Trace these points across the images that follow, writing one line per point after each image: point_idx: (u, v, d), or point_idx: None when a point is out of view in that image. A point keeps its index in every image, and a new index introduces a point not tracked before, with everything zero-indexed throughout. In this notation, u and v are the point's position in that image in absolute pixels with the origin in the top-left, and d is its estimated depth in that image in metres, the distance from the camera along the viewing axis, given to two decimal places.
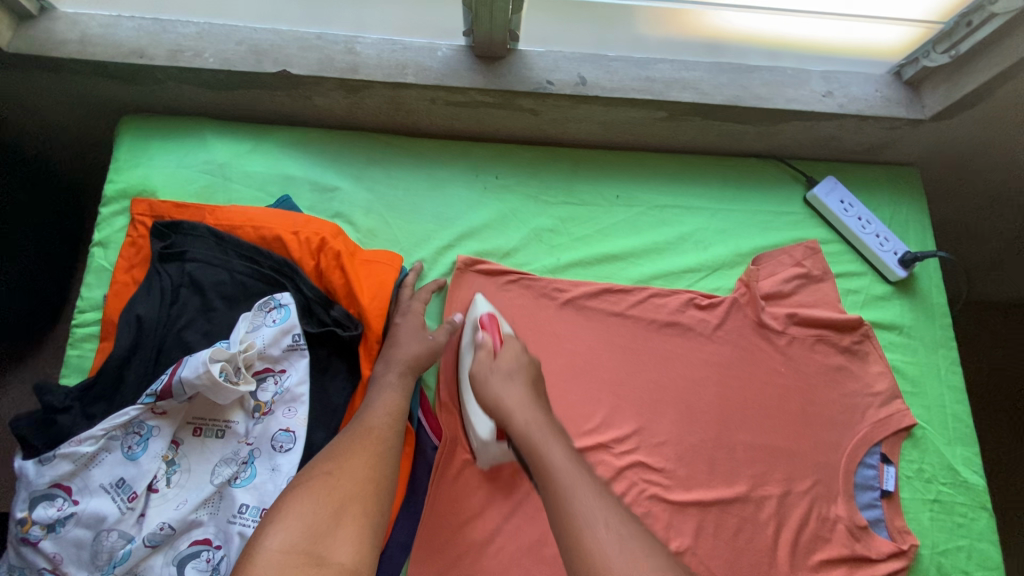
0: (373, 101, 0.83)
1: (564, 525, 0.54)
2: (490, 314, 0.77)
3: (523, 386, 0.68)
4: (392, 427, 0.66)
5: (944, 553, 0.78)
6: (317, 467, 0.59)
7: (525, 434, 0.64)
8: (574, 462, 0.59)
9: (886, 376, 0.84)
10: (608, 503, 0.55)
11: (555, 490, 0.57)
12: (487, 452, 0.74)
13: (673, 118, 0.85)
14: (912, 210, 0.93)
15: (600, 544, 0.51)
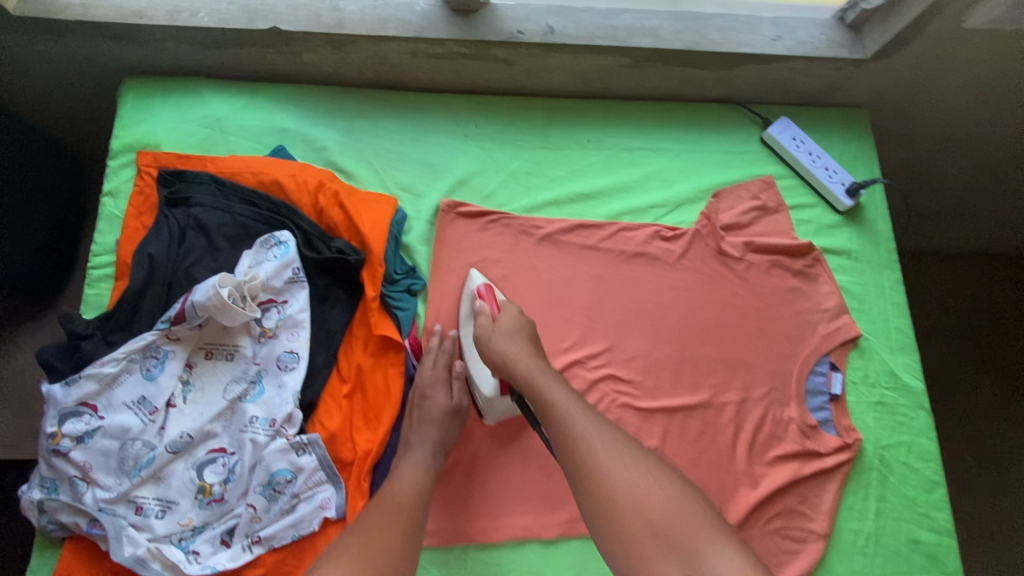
0: (358, 56, 0.89)
1: (573, 454, 0.64)
2: (487, 284, 0.81)
3: (524, 342, 0.74)
4: (419, 496, 0.70)
5: (887, 447, 0.87)
6: (354, 537, 0.62)
7: (529, 381, 0.71)
8: (573, 400, 0.68)
9: (835, 295, 0.92)
10: (610, 433, 0.65)
11: (563, 431, 0.66)
12: (493, 408, 0.80)
13: (636, 65, 0.92)
14: (860, 146, 1.01)
15: (607, 471, 0.62)
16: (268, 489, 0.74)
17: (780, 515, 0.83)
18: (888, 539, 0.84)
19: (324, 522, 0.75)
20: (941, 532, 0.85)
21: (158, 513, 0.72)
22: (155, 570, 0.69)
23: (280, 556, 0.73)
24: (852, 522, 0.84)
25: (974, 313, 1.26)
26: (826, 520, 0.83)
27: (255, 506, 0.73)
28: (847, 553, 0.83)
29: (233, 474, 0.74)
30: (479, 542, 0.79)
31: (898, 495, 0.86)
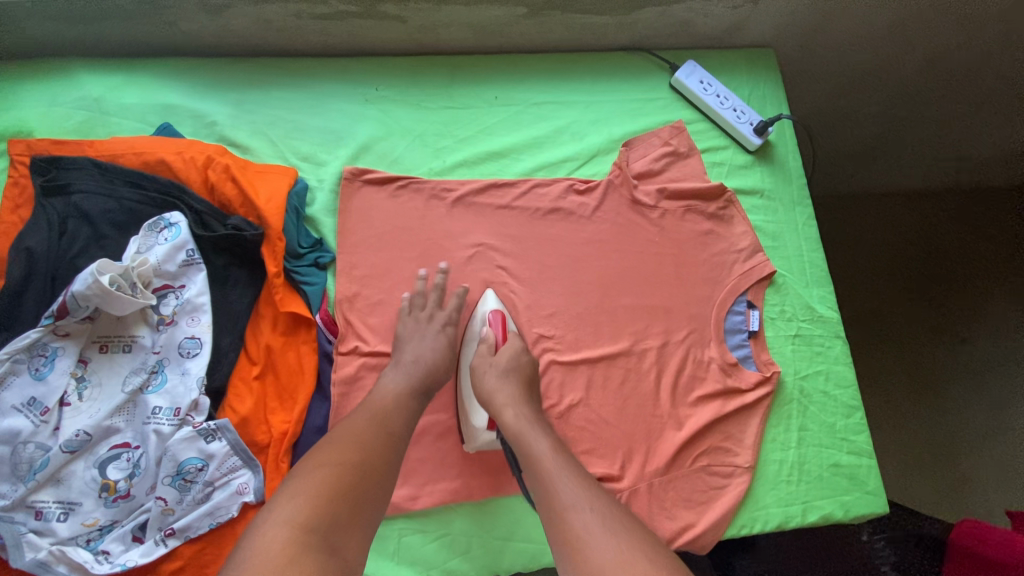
0: (240, 21, 0.85)
1: (559, 530, 0.60)
2: (498, 312, 0.81)
3: (517, 383, 0.74)
4: (396, 420, 0.68)
5: (805, 377, 0.89)
6: (331, 452, 0.61)
7: (515, 431, 0.70)
8: (559, 458, 0.66)
9: (749, 234, 0.93)
10: (601, 504, 0.62)
11: (548, 491, 0.63)
12: (474, 438, 0.77)
13: (534, 15, 0.90)
14: (767, 84, 1.01)
15: (591, 544, 0.57)
16: (178, 479, 0.71)
17: (706, 453, 0.85)
18: (811, 466, 0.86)
19: (243, 508, 0.73)
20: (860, 454, 0.88)
21: (60, 516, 0.68)
22: (61, 572, 0.67)
23: (198, 547, 0.71)
24: (775, 453, 0.86)
25: (894, 245, 1.32)
26: (751, 453, 0.85)
27: (166, 499, 0.70)
28: (772, 483, 0.85)
29: (139, 469, 0.71)
30: (407, 510, 0.78)
31: (818, 422, 0.88)
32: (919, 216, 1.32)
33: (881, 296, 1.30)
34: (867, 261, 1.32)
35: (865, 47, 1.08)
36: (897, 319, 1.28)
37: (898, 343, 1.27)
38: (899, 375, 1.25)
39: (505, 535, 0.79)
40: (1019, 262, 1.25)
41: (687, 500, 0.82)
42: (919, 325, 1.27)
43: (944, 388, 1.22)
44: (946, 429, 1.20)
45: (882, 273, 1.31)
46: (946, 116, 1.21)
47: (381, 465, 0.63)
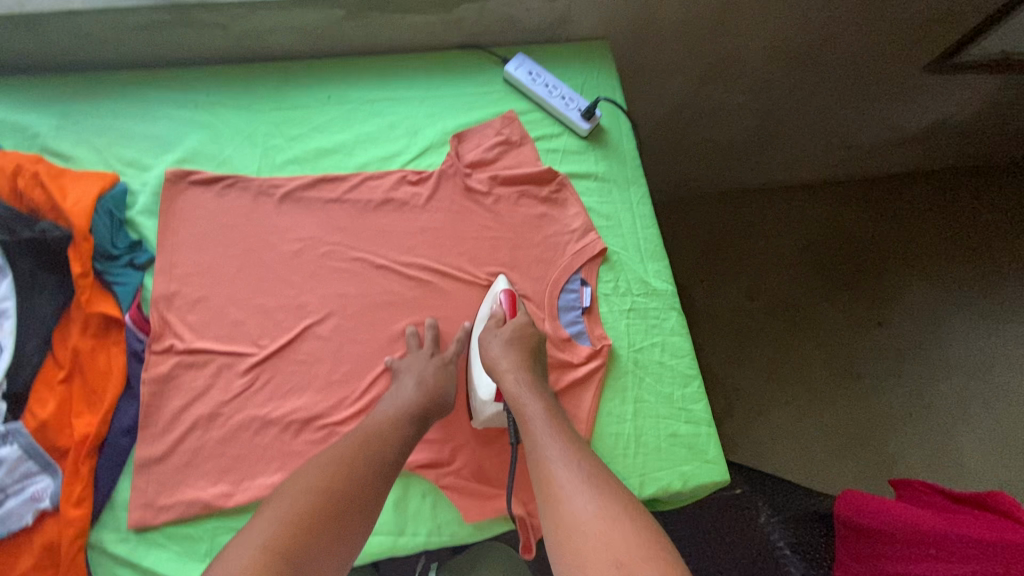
0: (56, 34, 0.87)
1: (545, 480, 0.65)
2: (509, 292, 0.85)
3: (520, 351, 0.79)
4: (395, 431, 0.71)
5: (640, 350, 0.90)
6: (314, 472, 0.63)
7: (514, 394, 0.76)
8: (550, 417, 0.72)
9: (581, 215, 0.95)
10: (584, 465, 0.65)
11: (536, 444, 0.69)
12: (482, 412, 0.82)
13: (354, 16, 0.93)
14: (601, 72, 1.04)
15: (568, 495, 0.62)
16: None
17: None
18: (649, 438, 0.86)
19: (40, 515, 0.71)
20: (698, 423, 0.88)
21: None
22: None
23: None
24: (610, 426, 0.86)
25: (801, 244, 1.66)
26: (583, 428, 0.85)
27: None
28: (608, 457, 0.85)
29: None
30: (220, 509, 0.75)
31: (655, 394, 0.88)
32: (821, 214, 1.69)
33: (803, 283, 1.62)
34: (784, 252, 1.65)
35: (698, 32, 1.12)
36: (814, 300, 1.60)
37: (816, 329, 1.57)
38: (817, 360, 1.54)
39: None
40: (908, 257, 1.64)
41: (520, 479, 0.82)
42: (836, 312, 1.59)
43: (859, 368, 1.53)
44: (876, 405, 1.49)
45: (799, 269, 1.63)
46: (817, 131, 1.53)
47: (367, 489, 0.63)
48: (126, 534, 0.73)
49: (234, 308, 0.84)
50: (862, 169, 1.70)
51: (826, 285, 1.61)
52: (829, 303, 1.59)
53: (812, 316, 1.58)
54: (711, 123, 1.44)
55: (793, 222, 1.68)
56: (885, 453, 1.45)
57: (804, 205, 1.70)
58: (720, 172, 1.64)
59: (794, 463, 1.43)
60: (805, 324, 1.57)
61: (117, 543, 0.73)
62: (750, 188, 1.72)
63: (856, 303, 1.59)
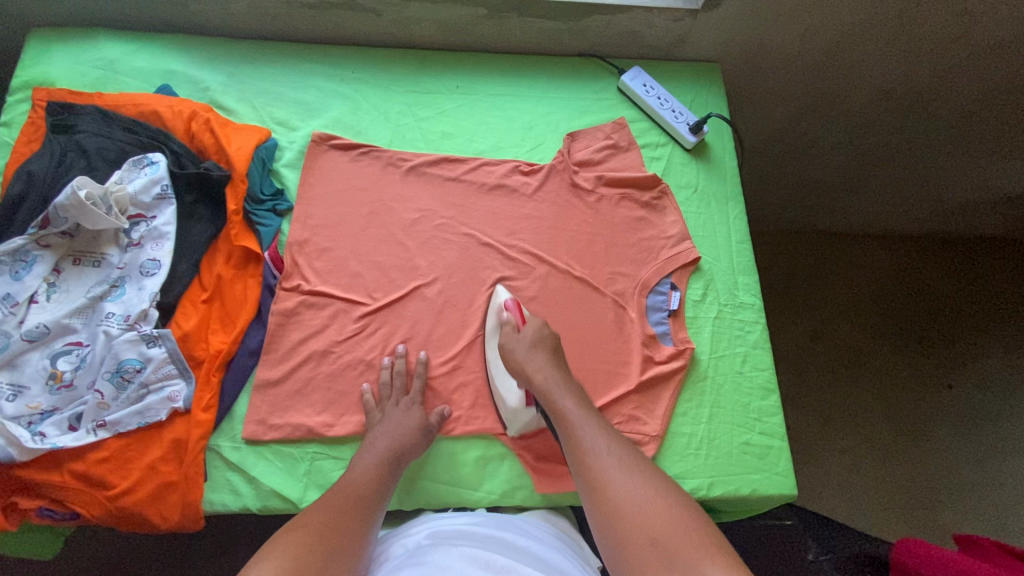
0: (239, 6, 0.99)
1: (582, 464, 0.72)
2: (514, 299, 0.90)
3: (545, 355, 0.83)
4: (374, 492, 0.73)
5: (721, 357, 0.93)
6: (308, 518, 0.65)
7: (546, 390, 0.81)
8: (584, 410, 0.78)
9: (678, 222, 0.99)
10: (619, 450, 0.73)
11: (573, 437, 0.75)
12: (517, 419, 0.84)
13: (494, 16, 1.02)
14: (710, 93, 1.10)
15: (608, 478, 0.69)
16: (116, 377, 0.79)
17: (619, 418, 0.88)
18: (721, 442, 0.88)
19: (172, 414, 0.80)
20: (772, 435, 0.89)
21: (9, 397, 0.76)
22: None
23: (125, 442, 0.78)
24: (685, 426, 0.88)
25: (872, 295, 1.63)
26: (659, 422, 0.87)
27: (102, 393, 0.78)
28: (680, 454, 0.87)
29: (85, 363, 0.79)
30: (322, 437, 0.83)
31: (732, 401, 0.90)
32: (898, 267, 1.66)
33: (873, 335, 1.59)
34: (856, 301, 1.63)
35: (806, 65, 1.16)
36: (883, 355, 1.57)
37: (879, 381, 1.54)
38: (877, 413, 1.51)
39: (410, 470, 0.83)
40: (998, 324, 1.55)
41: None
42: (904, 370, 1.55)
43: (924, 429, 1.48)
44: (940, 471, 1.43)
45: (866, 319, 1.61)
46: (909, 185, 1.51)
47: (348, 532, 0.66)
48: (238, 444, 0.82)
49: (354, 261, 0.93)
50: (950, 228, 1.66)
51: (897, 341, 1.58)
52: (898, 359, 1.56)
53: (876, 368, 1.55)
54: (801, 158, 1.47)
55: (867, 273, 1.66)
56: (946, 518, 1.38)
57: (884, 257, 1.67)
58: (801, 210, 1.65)
59: (848, 514, 1.40)
60: (868, 375, 1.55)
61: (230, 450, 0.81)
62: (830, 232, 1.70)
63: (928, 363, 1.54)
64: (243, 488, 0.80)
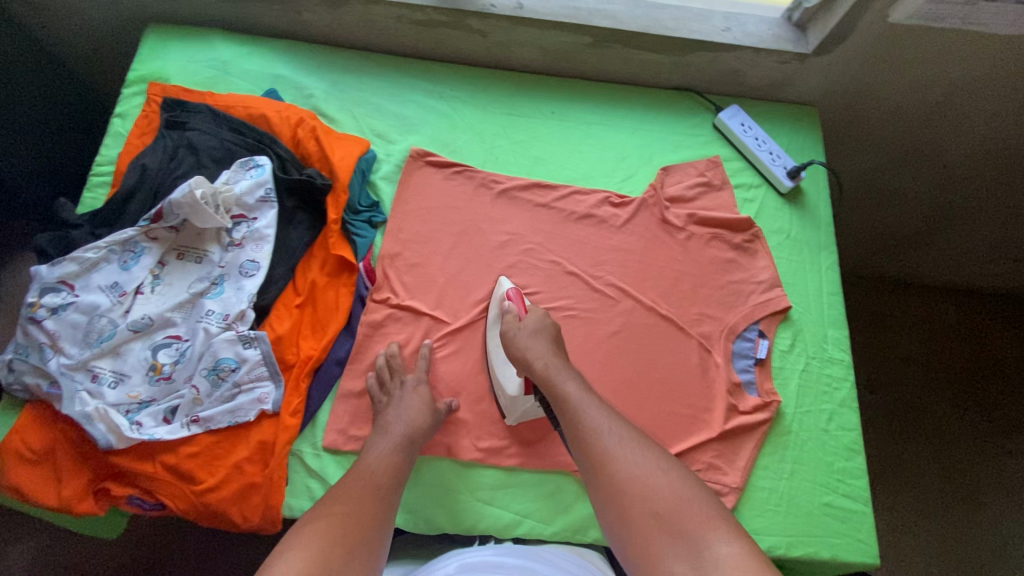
0: (350, 17, 1.01)
1: (586, 444, 0.70)
2: (516, 291, 0.88)
3: (545, 342, 0.81)
4: (393, 477, 0.73)
5: (807, 412, 0.90)
6: (328, 505, 0.66)
7: (546, 376, 0.77)
8: (586, 393, 0.74)
9: (770, 269, 0.97)
10: (622, 427, 0.71)
11: (574, 412, 0.72)
12: (516, 408, 0.84)
13: (598, 45, 1.02)
14: (808, 137, 1.07)
15: (614, 457, 0.67)
16: (213, 374, 0.80)
17: (698, 465, 0.86)
18: (802, 501, 0.85)
19: (260, 415, 0.81)
20: (856, 500, 0.86)
21: (111, 384, 0.79)
22: (99, 430, 0.75)
23: (215, 439, 0.79)
24: (765, 480, 0.86)
25: (936, 347, 1.42)
26: (740, 474, 0.85)
27: (198, 388, 0.79)
28: (759, 510, 0.84)
29: (184, 358, 0.81)
30: None
31: (815, 459, 0.88)
32: (963, 322, 1.45)
33: (934, 389, 1.38)
34: (915, 350, 1.42)
35: (906, 126, 1.11)
36: (944, 412, 1.36)
37: (932, 434, 1.34)
38: (931, 476, 1.30)
39: (487, 498, 0.83)
40: None
41: None
42: (963, 429, 1.35)
43: (980, 495, 1.29)
44: (993, 541, 1.25)
45: (930, 374, 1.39)
46: (990, 239, 1.32)
47: (368, 518, 0.66)
48: (320, 452, 0.82)
49: (443, 280, 0.93)
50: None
51: (956, 399, 1.37)
52: (955, 416, 1.36)
53: (934, 425, 1.35)
54: (878, 210, 1.34)
55: (933, 323, 1.45)
56: None
57: (946, 308, 1.47)
58: (861, 248, 1.45)
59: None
60: (927, 437, 1.33)
61: (312, 458, 0.82)
62: (889, 274, 1.50)
63: (984, 424, 1.35)
64: (322, 497, 0.80)
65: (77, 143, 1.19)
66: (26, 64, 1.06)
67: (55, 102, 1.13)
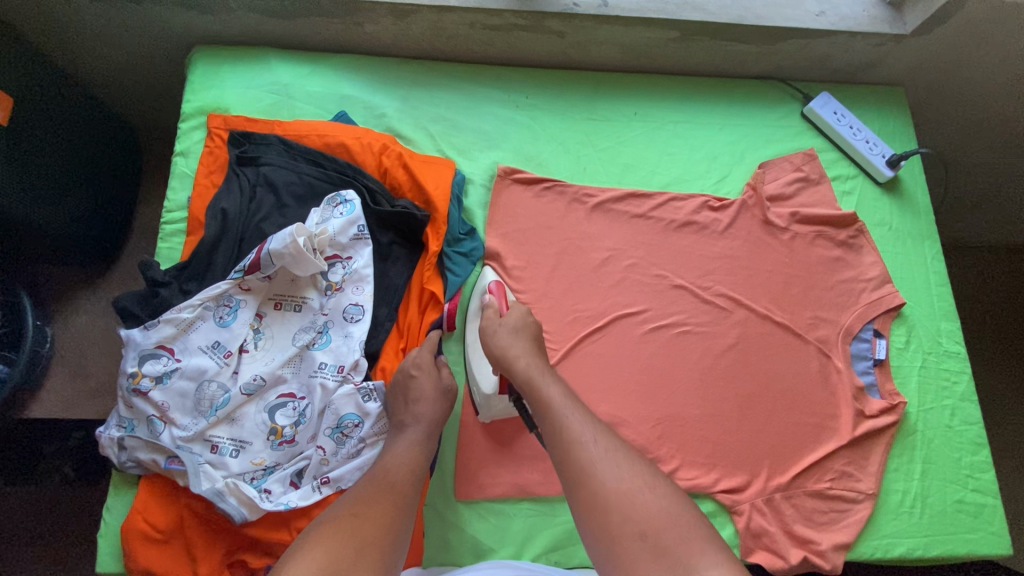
0: (417, 27, 0.93)
1: (568, 458, 0.61)
2: (499, 282, 0.82)
3: (527, 341, 0.73)
4: (412, 476, 0.66)
5: (930, 410, 0.89)
6: (341, 510, 0.60)
7: (527, 376, 0.69)
8: (570, 401, 0.66)
9: (878, 264, 0.94)
10: (608, 440, 0.62)
11: (556, 420, 0.64)
12: (489, 408, 0.81)
13: (684, 39, 0.96)
14: (899, 119, 1.03)
15: (601, 474, 0.59)
16: (337, 432, 0.76)
17: (832, 475, 0.85)
18: (935, 500, 0.85)
19: None
20: (986, 493, 0.86)
21: (233, 452, 0.75)
22: (232, 504, 0.70)
23: None
24: (898, 483, 0.85)
25: None
26: (874, 480, 0.84)
27: (324, 448, 0.75)
28: (894, 513, 0.84)
29: (304, 417, 0.77)
30: (533, 495, 0.81)
31: (943, 457, 0.87)
32: None
33: None
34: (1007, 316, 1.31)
35: (996, 107, 1.06)
36: None
37: None
38: None
39: None
40: None
41: (809, 520, 0.82)
42: None
43: None
44: None
45: (987, 333, 1.29)
46: None
47: (389, 526, 0.60)
48: (452, 500, 0.80)
49: (551, 305, 0.89)
50: None
51: None
52: None
53: None
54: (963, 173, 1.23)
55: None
56: None
57: None
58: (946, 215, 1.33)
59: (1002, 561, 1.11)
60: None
61: (444, 506, 0.79)
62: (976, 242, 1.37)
63: None
64: (462, 546, 0.78)
65: (121, 180, 1.12)
66: (65, 99, 0.96)
67: (89, 131, 1.02)
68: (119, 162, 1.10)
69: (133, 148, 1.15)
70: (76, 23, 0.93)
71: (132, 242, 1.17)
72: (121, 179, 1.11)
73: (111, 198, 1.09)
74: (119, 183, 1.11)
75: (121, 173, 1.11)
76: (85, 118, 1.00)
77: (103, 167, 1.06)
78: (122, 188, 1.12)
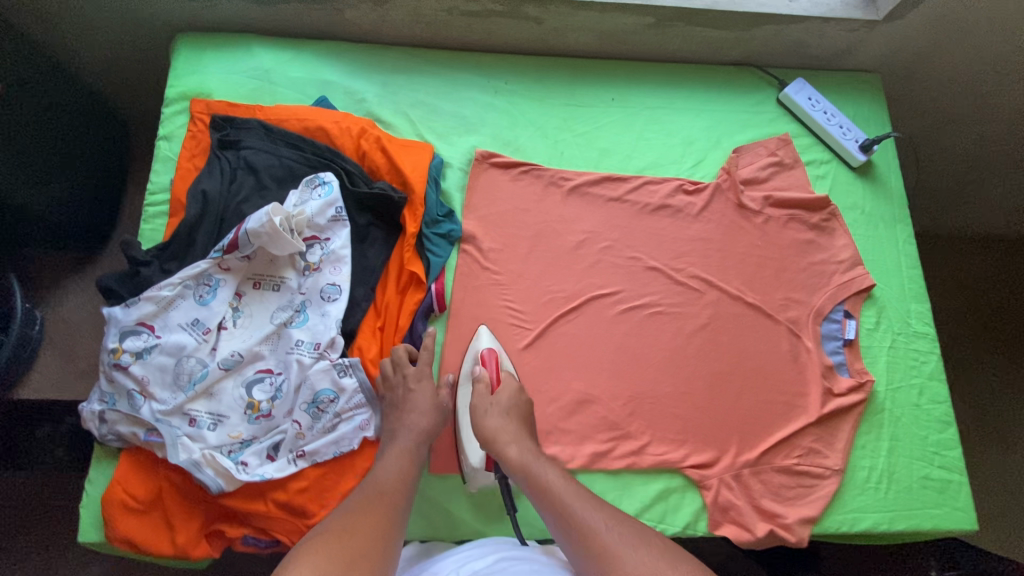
0: (396, 13, 0.95)
1: (581, 545, 0.63)
2: (492, 351, 0.83)
3: (517, 422, 0.76)
4: (403, 489, 0.69)
5: (898, 389, 0.91)
6: (334, 522, 0.61)
7: (521, 466, 0.72)
8: (570, 487, 0.69)
9: (849, 247, 0.96)
10: (615, 521, 0.64)
11: (562, 514, 0.66)
12: (475, 477, 0.80)
13: (660, 25, 0.97)
14: (873, 105, 1.05)
15: (615, 552, 0.61)
16: (312, 407, 0.78)
17: (800, 451, 0.86)
18: (901, 476, 0.87)
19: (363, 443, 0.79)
20: (951, 469, 0.88)
21: (211, 426, 0.77)
22: (209, 475, 0.73)
23: (322, 472, 0.77)
24: (865, 459, 0.87)
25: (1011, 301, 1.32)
26: (841, 456, 0.86)
27: (300, 422, 0.77)
28: (861, 488, 0.85)
29: (281, 393, 0.79)
30: None
31: (910, 434, 0.89)
32: None
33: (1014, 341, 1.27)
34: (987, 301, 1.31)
35: (970, 92, 1.07)
36: None
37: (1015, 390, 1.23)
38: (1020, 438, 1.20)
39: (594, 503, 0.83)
40: None
41: (776, 495, 0.84)
42: None
43: None
44: None
45: (967, 318, 1.30)
46: None
47: (380, 534, 0.61)
48: (426, 475, 0.82)
49: (526, 286, 0.91)
50: None
51: None
52: None
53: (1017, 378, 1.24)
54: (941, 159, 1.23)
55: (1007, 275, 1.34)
56: None
57: None
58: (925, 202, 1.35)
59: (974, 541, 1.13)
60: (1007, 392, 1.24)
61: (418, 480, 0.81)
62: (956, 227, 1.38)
63: None
64: (435, 518, 0.80)
65: (108, 164, 1.13)
66: (50, 83, 0.98)
67: (75, 116, 1.03)
68: (106, 147, 1.12)
69: (122, 133, 1.17)
70: (64, 11, 0.95)
71: (120, 227, 1.19)
72: (107, 162, 1.13)
73: (96, 182, 1.11)
74: (106, 166, 1.13)
75: (107, 157, 1.13)
76: (73, 104, 1.02)
77: (89, 151, 1.07)
78: (109, 172, 1.14)
